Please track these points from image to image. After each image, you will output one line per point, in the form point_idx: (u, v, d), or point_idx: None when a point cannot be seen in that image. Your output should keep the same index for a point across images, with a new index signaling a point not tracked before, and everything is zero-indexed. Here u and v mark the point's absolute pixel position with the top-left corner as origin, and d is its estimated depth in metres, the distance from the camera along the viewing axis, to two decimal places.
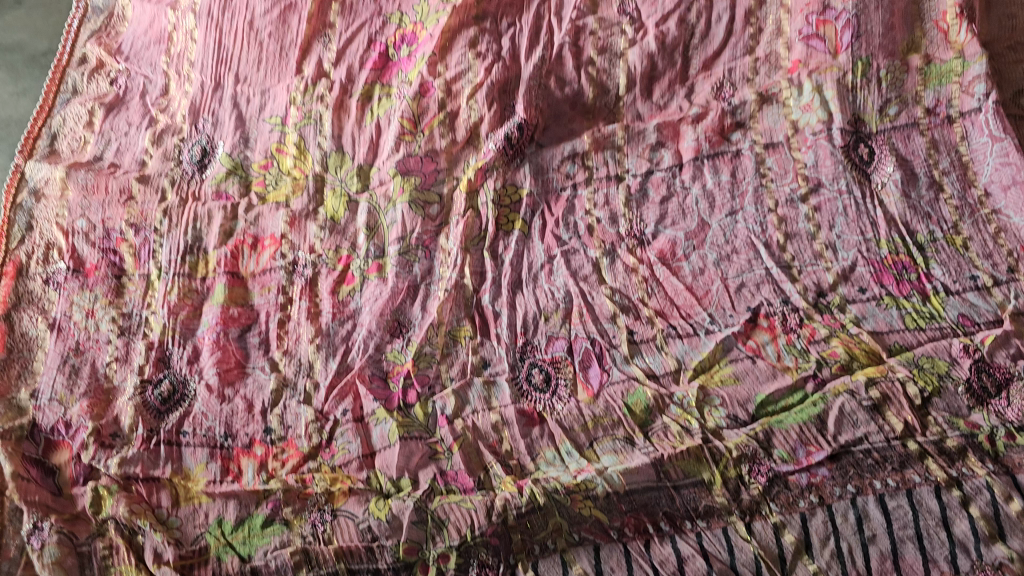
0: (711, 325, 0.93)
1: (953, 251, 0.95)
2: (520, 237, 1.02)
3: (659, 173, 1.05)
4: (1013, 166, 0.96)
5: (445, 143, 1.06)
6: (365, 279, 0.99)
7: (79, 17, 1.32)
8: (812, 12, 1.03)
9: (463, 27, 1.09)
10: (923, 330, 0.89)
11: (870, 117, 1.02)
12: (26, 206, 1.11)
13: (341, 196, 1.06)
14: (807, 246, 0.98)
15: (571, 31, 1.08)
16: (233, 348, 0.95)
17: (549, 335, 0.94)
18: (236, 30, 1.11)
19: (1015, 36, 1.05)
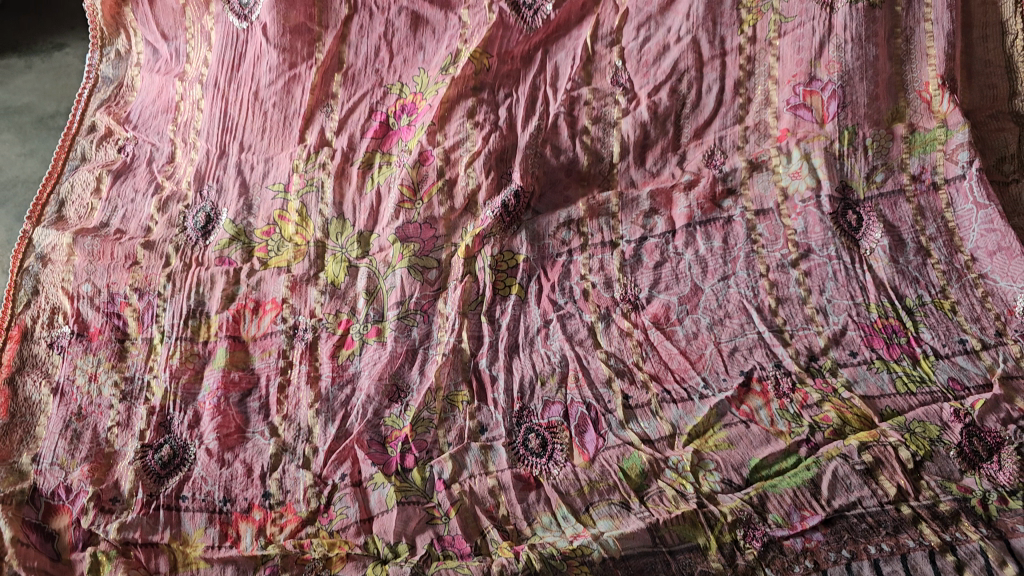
0: (705, 389, 0.94)
1: (942, 315, 0.96)
2: (517, 301, 1.05)
3: (652, 240, 1.08)
4: (998, 233, 0.98)
5: (443, 210, 1.09)
6: (364, 343, 1.01)
7: (90, 86, 1.35)
8: (799, 83, 1.08)
9: (461, 97, 1.13)
10: (914, 394, 0.90)
11: (858, 184, 1.06)
12: (32, 270, 1.13)
13: (341, 261, 1.08)
14: (798, 310, 1.00)
15: (565, 102, 1.13)
16: (233, 412, 0.95)
17: (545, 400, 0.95)
18: (242, 100, 1.19)
19: (996, 105, 1.08)
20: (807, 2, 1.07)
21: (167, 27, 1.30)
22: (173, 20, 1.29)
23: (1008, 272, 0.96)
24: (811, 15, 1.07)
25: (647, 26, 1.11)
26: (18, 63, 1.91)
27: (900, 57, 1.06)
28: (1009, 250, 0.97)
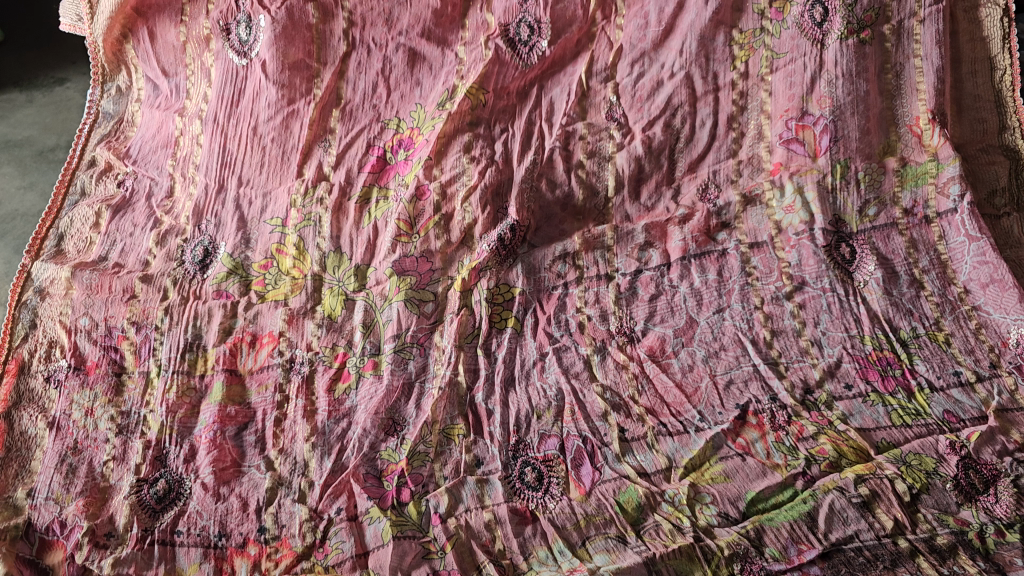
0: (701, 422, 0.94)
1: (936, 347, 0.97)
2: (513, 334, 1.05)
3: (648, 272, 1.09)
4: (991, 265, 0.99)
5: (439, 244, 1.11)
6: (361, 376, 1.01)
7: (90, 122, 1.37)
8: (791, 117, 1.10)
9: (458, 132, 1.16)
10: (910, 427, 0.89)
11: (851, 217, 1.07)
12: (31, 303, 1.13)
13: (338, 294, 1.09)
14: (793, 342, 1.00)
15: (560, 137, 1.16)
16: (229, 446, 0.95)
17: (541, 434, 0.94)
18: (240, 135, 1.21)
19: (987, 139, 1.09)
20: (797, 39, 1.09)
21: (168, 63, 1.31)
22: (173, 56, 1.30)
23: (1001, 304, 0.97)
24: (802, 52, 1.09)
25: (641, 62, 1.14)
26: (19, 98, 1.93)
27: (891, 91, 1.08)
28: (1001, 282, 0.97)
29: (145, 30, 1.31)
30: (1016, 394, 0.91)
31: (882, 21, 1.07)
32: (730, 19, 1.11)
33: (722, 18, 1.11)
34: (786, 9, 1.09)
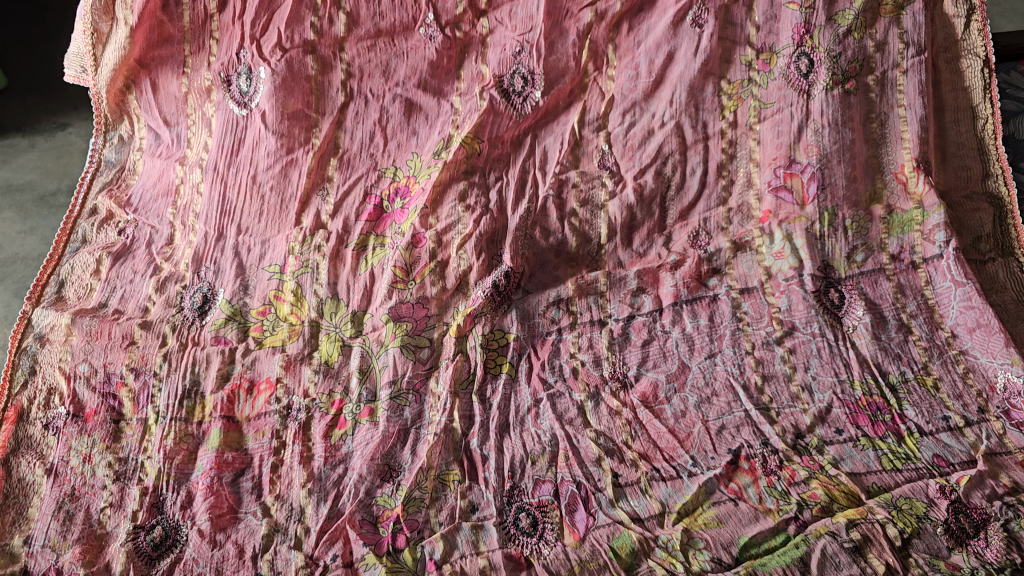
0: (694, 467, 0.94)
1: (925, 392, 0.98)
2: (507, 380, 1.06)
3: (640, 318, 1.11)
4: (977, 309, 1.01)
5: (435, 290, 1.12)
6: (357, 423, 1.02)
7: (92, 171, 1.39)
8: (779, 165, 1.13)
9: (454, 180, 1.18)
10: (900, 471, 0.90)
11: (839, 263, 1.09)
12: (31, 350, 1.13)
13: (335, 340, 1.10)
14: (783, 388, 1.01)
15: (554, 185, 1.18)
16: (225, 492, 0.96)
17: (536, 479, 0.95)
18: (240, 184, 1.23)
19: (971, 186, 1.12)
20: (784, 89, 1.12)
21: (170, 113, 1.34)
22: (175, 107, 1.33)
23: (988, 348, 0.99)
24: (789, 102, 1.12)
25: (632, 112, 1.17)
26: (21, 142, 1.96)
27: (877, 140, 1.11)
28: (988, 327, 0.99)
29: (147, 81, 1.33)
30: (1004, 438, 0.92)
31: (866, 72, 1.10)
32: (719, 70, 1.14)
33: (711, 69, 1.14)
34: (773, 60, 1.12)
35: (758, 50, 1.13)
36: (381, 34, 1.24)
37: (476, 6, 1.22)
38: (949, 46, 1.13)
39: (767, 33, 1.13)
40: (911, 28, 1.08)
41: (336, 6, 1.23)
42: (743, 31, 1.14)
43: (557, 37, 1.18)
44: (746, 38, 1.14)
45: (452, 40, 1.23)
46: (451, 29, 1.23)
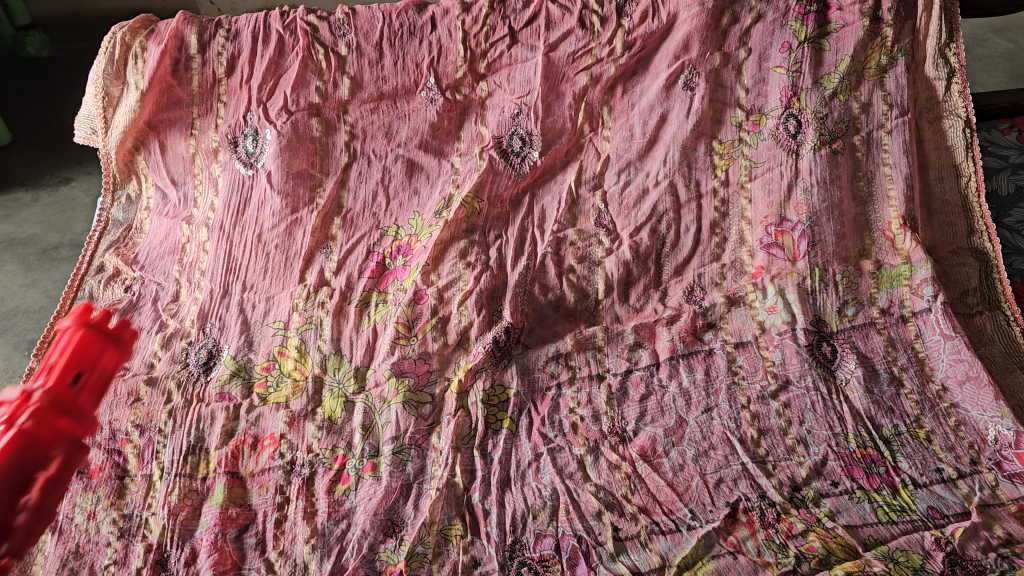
0: (692, 520, 0.95)
1: (918, 444, 1.00)
2: (508, 435, 1.07)
3: (637, 372, 1.13)
4: (966, 362, 1.04)
5: (436, 346, 1.15)
6: (360, 477, 1.03)
7: (99, 229, 1.41)
8: (770, 223, 1.17)
9: (454, 238, 1.23)
10: (895, 523, 0.91)
11: (831, 317, 1.13)
12: None
13: (338, 396, 1.12)
14: (779, 441, 1.02)
15: (552, 243, 1.23)
16: (230, 548, 0.96)
17: (537, 533, 0.95)
18: (245, 242, 1.27)
19: (957, 242, 1.15)
20: (773, 149, 1.18)
21: (177, 173, 1.38)
22: (182, 167, 1.37)
23: (978, 402, 1.01)
24: (778, 161, 1.18)
25: (627, 171, 1.24)
26: (25, 197, 1.99)
27: (864, 198, 1.16)
28: (977, 380, 1.02)
29: (156, 142, 1.37)
30: (997, 490, 0.93)
31: (851, 132, 1.16)
32: (710, 130, 1.20)
33: (703, 130, 1.20)
34: (762, 121, 1.19)
35: (748, 111, 1.20)
36: (384, 97, 1.29)
37: (476, 70, 1.28)
38: (931, 107, 1.17)
39: (756, 96, 1.19)
40: (894, 91, 1.14)
41: (340, 71, 1.29)
42: (733, 93, 1.20)
43: (554, 100, 1.25)
44: (736, 100, 1.20)
45: (452, 103, 1.29)
46: (452, 92, 1.29)
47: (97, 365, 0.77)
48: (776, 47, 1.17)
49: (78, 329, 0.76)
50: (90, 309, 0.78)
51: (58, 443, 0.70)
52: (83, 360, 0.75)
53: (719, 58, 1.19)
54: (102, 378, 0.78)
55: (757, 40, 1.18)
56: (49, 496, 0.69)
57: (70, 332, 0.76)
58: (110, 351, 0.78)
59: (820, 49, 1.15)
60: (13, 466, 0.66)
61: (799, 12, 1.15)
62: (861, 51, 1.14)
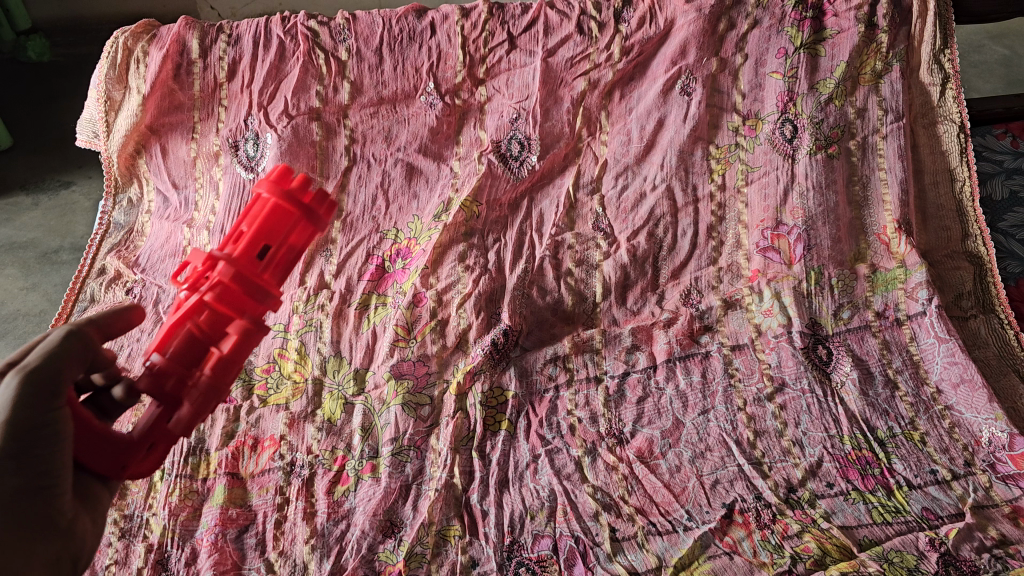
0: (689, 521, 0.96)
1: (912, 446, 1.01)
2: (506, 437, 1.08)
3: (635, 374, 1.14)
4: (960, 365, 1.05)
5: (435, 348, 1.15)
6: (359, 478, 1.04)
7: (101, 232, 1.42)
8: (767, 227, 1.19)
9: (453, 242, 1.24)
10: (890, 524, 0.92)
11: (826, 320, 1.14)
12: None
13: (338, 398, 1.13)
14: (775, 443, 1.03)
15: (550, 246, 1.24)
16: (230, 548, 0.96)
17: (535, 534, 0.96)
18: None
19: (951, 246, 1.16)
20: (770, 153, 1.19)
21: (178, 176, 1.39)
22: (184, 170, 1.38)
23: (972, 404, 1.02)
24: (775, 166, 1.19)
25: (625, 175, 1.25)
26: (25, 201, 2.00)
27: (859, 202, 1.18)
28: (971, 382, 1.03)
29: (157, 146, 1.38)
30: (991, 491, 0.94)
31: (847, 137, 1.17)
32: (707, 135, 1.22)
33: (700, 134, 1.21)
34: (758, 126, 1.20)
35: (744, 116, 1.21)
36: (383, 101, 1.30)
37: (474, 75, 1.29)
38: (926, 112, 1.19)
39: (753, 100, 1.20)
40: (890, 96, 1.16)
41: (340, 76, 1.30)
42: (729, 98, 1.21)
43: (552, 105, 1.26)
44: (733, 105, 1.21)
45: (451, 107, 1.30)
46: (451, 96, 1.30)
47: (287, 237, 0.71)
48: (772, 53, 1.18)
49: (271, 196, 0.69)
50: (289, 173, 0.72)
51: (239, 316, 0.67)
52: (270, 231, 0.69)
53: (716, 64, 1.20)
54: (293, 254, 0.72)
55: (754, 45, 1.19)
56: (223, 376, 0.66)
57: (264, 198, 0.70)
58: (303, 224, 0.72)
59: (815, 55, 1.17)
60: (206, 328, 0.67)
61: (795, 18, 1.16)
62: (857, 57, 1.15)
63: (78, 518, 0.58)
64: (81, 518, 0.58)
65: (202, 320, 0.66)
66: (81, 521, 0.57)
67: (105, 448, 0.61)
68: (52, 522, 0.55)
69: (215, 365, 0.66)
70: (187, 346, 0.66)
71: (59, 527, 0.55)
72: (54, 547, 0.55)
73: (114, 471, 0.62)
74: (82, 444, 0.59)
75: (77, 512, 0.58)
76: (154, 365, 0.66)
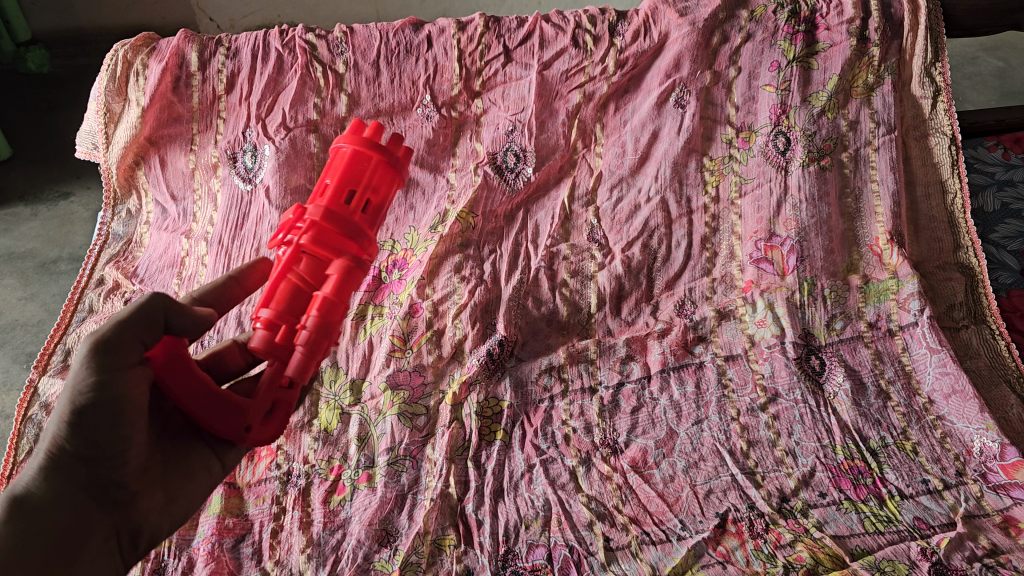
0: (682, 531, 0.96)
1: (904, 456, 1.02)
2: (501, 446, 1.08)
3: (629, 385, 1.14)
4: (951, 375, 1.06)
5: (431, 358, 1.16)
6: (355, 488, 1.05)
7: (100, 243, 1.44)
8: (760, 238, 1.20)
9: (449, 253, 1.24)
10: (882, 534, 0.93)
11: (819, 331, 1.15)
12: (35, 418, 1.14)
13: (334, 408, 1.13)
14: (768, 452, 1.04)
15: (546, 257, 1.25)
16: (226, 558, 0.97)
17: (530, 543, 0.97)
18: (245, 255, 1.28)
19: (943, 257, 1.18)
20: (763, 165, 1.21)
21: (177, 188, 1.40)
22: (182, 182, 1.40)
23: (963, 414, 1.03)
24: (768, 177, 1.21)
25: (620, 187, 1.26)
26: (24, 211, 2.01)
27: (852, 214, 1.19)
28: (963, 393, 1.04)
29: (156, 157, 1.39)
30: (982, 501, 0.95)
31: (839, 149, 1.19)
32: (701, 147, 1.23)
33: (694, 146, 1.23)
34: (751, 138, 1.22)
35: (738, 128, 1.23)
36: (380, 113, 1.32)
37: (471, 87, 1.30)
38: (917, 124, 1.20)
39: (746, 113, 1.22)
40: (881, 109, 1.18)
41: (338, 88, 1.31)
42: (723, 111, 1.23)
43: (548, 117, 1.27)
44: (727, 118, 1.23)
45: (448, 120, 1.31)
46: (447, 109, 1.31)
47: (370, 183, 0.77)
48: (765, 66, 1.20)
49: (349, 148, 0.76)
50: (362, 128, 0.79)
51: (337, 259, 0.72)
52: (353, 178, 0.75)
53: (710, 76, 1.21)
54: (377, 199, 0.78)
55: (747, 59, 1.20)
56: (329, 314, 0.70)
57: (344, 152, 0.77)
58: (383, 171, 0.78)
59: (808, 68, 1.19)
60: (307, 278, 0.72)
61: (788, 31, 1.18)
62: (849, 70, 1.17)
63: (143, 488, 0.70)
64: (146, 489, 0.70)
65: (303, 269, 0.72)
66: (145, 494, 0.70)
67: (223, 412, 0.68)
68: (116, 490, 0.68)
69: (320, 305, 0.70)
70: (292, 297, 0.71)
71: (123, 495, 0.68)
72: (109, 516, 0.68)
73: (239, 433, 0.69)
74: (196, 409, 0.67)
75: (144, 482, 0.70)
76: (264, 321, 0.70)
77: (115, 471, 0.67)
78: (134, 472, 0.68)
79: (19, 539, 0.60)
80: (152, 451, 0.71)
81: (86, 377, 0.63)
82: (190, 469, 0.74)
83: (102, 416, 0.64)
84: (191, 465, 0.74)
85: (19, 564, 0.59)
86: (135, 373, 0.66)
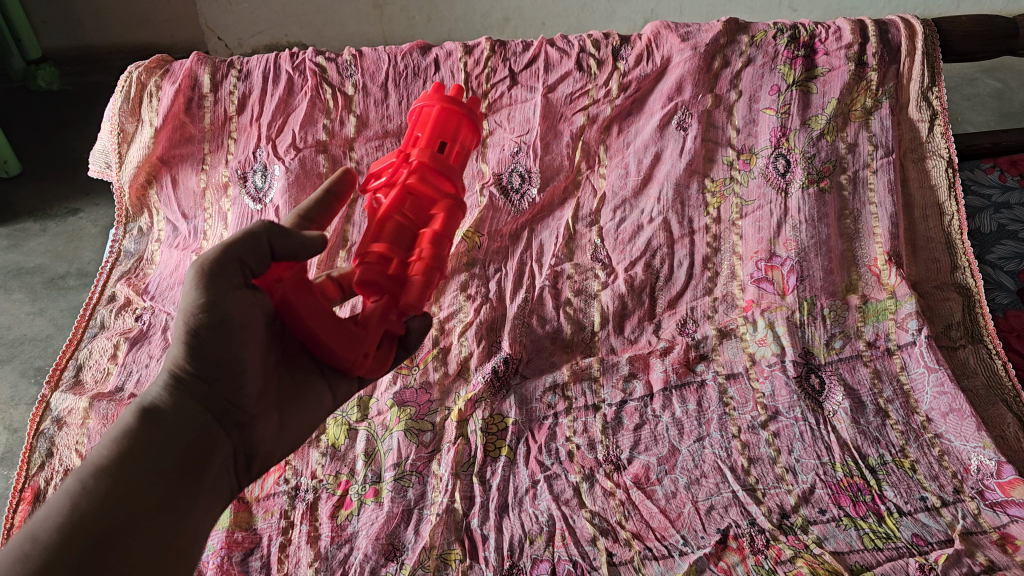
0: (684, 546, 0.98)
1: (903, 473, 1.03)
2: (506, 462, 1.10)
3: (632, 402, 1.16)
4: (949, 395, 1.08)
5: (437, 375, 1.19)
6: (362, 503, 1.06)
7: (111, 260, 1.46)
8: (761, 258, 1.22)
9: (456, 272, 1.28)
10: (881, 550, 0.94)
11: (818, 349, 1.17)
12: (47, 433, 1.16)
13: (342, 424, 1.15)
14: (768, 469, 1.06)
15: (550, 276, 1.27)
16: (235, 572, 0.98)
17: (534, 558, 0.98)
18: None
19: (941, 277, 1.20)
20: (763, 187, 1.23)
21: (188, 207, 1.43)
22: (193, 201, 1.42)
23: (961, 432, 1.05)
24: (768, 199, 1.23)
25: (622, 208, 1.29)
26: (33, 227, 2.04)
27: (851, 235, 1.21)
28: (960, 411, 1.06)
29: (168, 176, 1.42)
30: (980, 518, 0.97)
31: (838, 171, 1.21)
32: (702, 168, 1.26)
33: (695, 168, 1.25)
34: (752, 160, 1.24)
35: (739, 150, 1.25)
36: (388, 134, 1.34)
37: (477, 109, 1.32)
38: (915, 147, 1.23)
39: (747, 135, 1.25)
40: (880, 132, 1.20)
41: (347, 110, 1.34)
42: (724, 133, 1.25)
43: (552, 139, 1.30)
44: (728, 140, 1.25)
45: None
46: None
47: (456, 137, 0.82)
48: (766, 90, 1.22)
49: (437, 104, 0.81)
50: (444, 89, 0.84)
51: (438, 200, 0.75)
52: (443, 131, 0.80)
53: (711, 100, 1.24)
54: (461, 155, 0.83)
55: (748, 82, 1.23)
56: (438, 248, 0.73)
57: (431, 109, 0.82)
58: (465, 125, 0.83)
59: (807, 92, 1.21)
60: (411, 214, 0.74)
61: (787, 56, 1.20)
62: (847, 94, 1.20)
63: (261, 413, 0.73)
64: (263, 414, 0.73)
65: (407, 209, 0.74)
66: (260, 417, 0.73)
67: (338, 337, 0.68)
68: (233, 411, 0.71)
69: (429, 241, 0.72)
70: (402, 228, 0.73)
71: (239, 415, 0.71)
72: (230, 436, 0.71)
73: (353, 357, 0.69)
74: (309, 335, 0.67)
75: (262, 406, 0.73)
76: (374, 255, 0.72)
77: (236, 392, 0.70)
78: (252, 394, 0.71)
79: (144, 449, 0.64)
80: (274, 376, 0.73)
81: (197, 297, 0.65)
82: (312, 402, 0.76)
83: (216, 334, 0.66)
84: (308, 393, 0.76)
85: (144, 470, 0.63)
86: (243, 294, 0.67)
